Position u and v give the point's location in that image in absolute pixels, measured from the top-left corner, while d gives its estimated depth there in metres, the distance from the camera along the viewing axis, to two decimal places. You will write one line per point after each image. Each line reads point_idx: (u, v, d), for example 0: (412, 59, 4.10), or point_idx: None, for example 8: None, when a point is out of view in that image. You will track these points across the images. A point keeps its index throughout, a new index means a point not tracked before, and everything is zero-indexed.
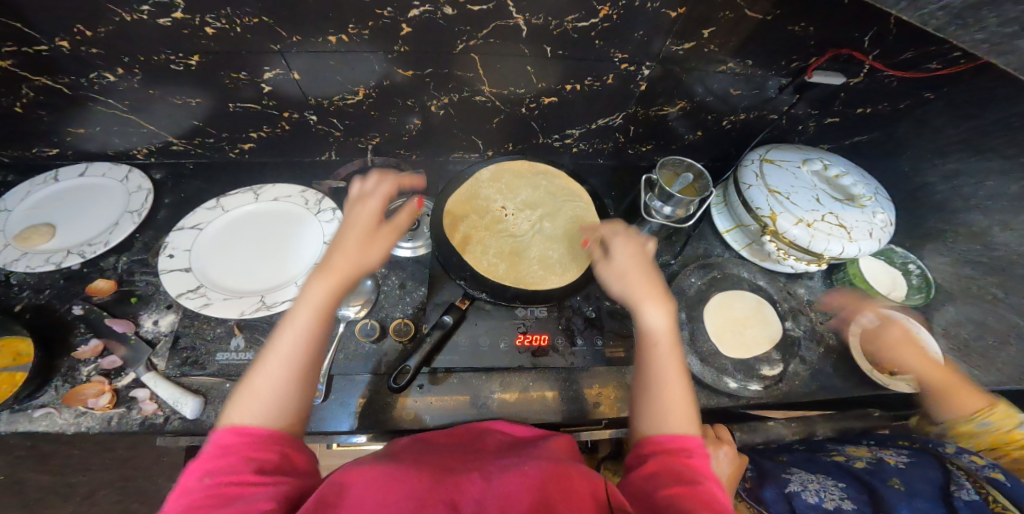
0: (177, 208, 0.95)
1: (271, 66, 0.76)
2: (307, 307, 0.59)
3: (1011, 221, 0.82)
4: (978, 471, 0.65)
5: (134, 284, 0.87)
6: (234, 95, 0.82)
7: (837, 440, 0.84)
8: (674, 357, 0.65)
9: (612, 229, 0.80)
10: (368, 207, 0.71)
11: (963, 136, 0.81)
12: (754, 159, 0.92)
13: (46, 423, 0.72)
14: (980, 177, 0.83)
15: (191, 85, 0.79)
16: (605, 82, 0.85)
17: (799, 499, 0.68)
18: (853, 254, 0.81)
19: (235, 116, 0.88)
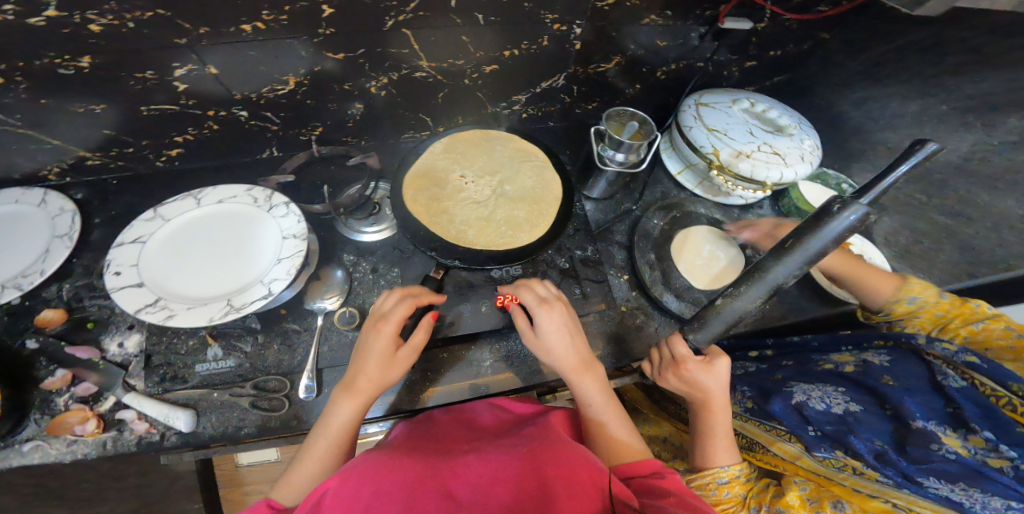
0: (111, 226, 0.91)
1: (180, 62, 0.73)
2: (334, 429, 0.67)
3: (918, 133, 0.98)
4: (956, 357, 0.71)
5: (86, 309, 0.85)
6: (146, 96, 0.78)
7: (823, 348, 0.93)
8: (611, 411, 0.72)
9: (532, 295, 0.77)
10: (385, 331, 0.70)
11: (861, 70, 0.97)
12: (691, 103, 0.96)
13: (40, 455, 0.72)
14: (884, 102, 0.99)
15: (95, 92, 0.75)
16: (542, 44, 0.86)
17: (809, 409, 0.80)
18: (791, 178, 0.87)
19: (152, 120, 0.84)
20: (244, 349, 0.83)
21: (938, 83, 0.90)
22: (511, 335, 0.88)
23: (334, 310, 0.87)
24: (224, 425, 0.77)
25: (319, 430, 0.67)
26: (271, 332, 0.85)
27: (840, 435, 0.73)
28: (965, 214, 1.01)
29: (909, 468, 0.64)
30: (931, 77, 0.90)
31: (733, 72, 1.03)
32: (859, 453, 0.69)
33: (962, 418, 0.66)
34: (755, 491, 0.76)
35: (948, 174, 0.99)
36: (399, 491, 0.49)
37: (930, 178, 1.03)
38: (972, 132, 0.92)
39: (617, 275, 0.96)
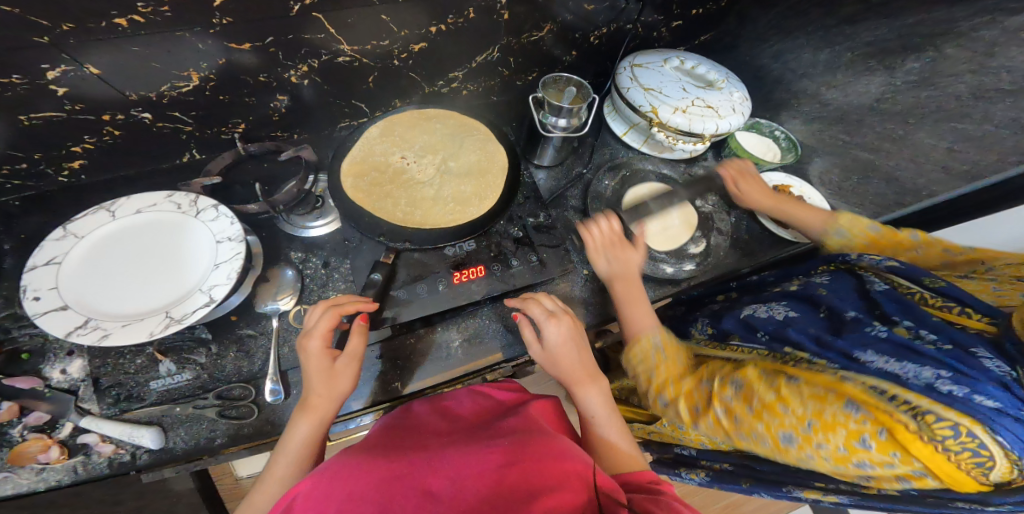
0: (22, 252, 0.83)
1: (53, 63, 0.65)
2: (292, 448, 0.67)
3: (832, 80, 1.09)
4: (879, 264, 0.80)
5: (18, 340, 0.78)
6: (24, 105, 0.70)
7: (776, 281, 0.96)
8: (612, 419, 0.76)
9: (539, 309, 0.79)
10: (313, 348, 0.70)
11: (773, 22, 1.06)
12: (625, 66, 0.97)
13: (13, 486, 0.68)
14: (797, 52, 1.08)
15: None
16: (468, 17, 0.83)
17: (754, 318, 0.86)
18: (726, 129, 0.90)
19: (40, 131, 0.75)
20: (199, 361, 0.79)
21: (839, 32, 1.02)
22: (477, 313, 0.89)
23: (289, 310, 0.84)
24: (196, 437, 0.74)
25: (277, 451, 0.67)
26: (225, 340, 0.81)
27: (783, 333, 0.79)
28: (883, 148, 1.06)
29: (847, 345, 0.69)
30: (833, 27, 1.01)
31: (663, 33, 1.05)
32: (802, 342, 0.74)
33: (883, 313, 0.72)
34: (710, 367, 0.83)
35: (863, 114, 1.07)
36: (379, 491, 0.48)
37: (848, 118, 1.09)
38: (876, 75, 1.03)
39: (575, 240, 0.97)
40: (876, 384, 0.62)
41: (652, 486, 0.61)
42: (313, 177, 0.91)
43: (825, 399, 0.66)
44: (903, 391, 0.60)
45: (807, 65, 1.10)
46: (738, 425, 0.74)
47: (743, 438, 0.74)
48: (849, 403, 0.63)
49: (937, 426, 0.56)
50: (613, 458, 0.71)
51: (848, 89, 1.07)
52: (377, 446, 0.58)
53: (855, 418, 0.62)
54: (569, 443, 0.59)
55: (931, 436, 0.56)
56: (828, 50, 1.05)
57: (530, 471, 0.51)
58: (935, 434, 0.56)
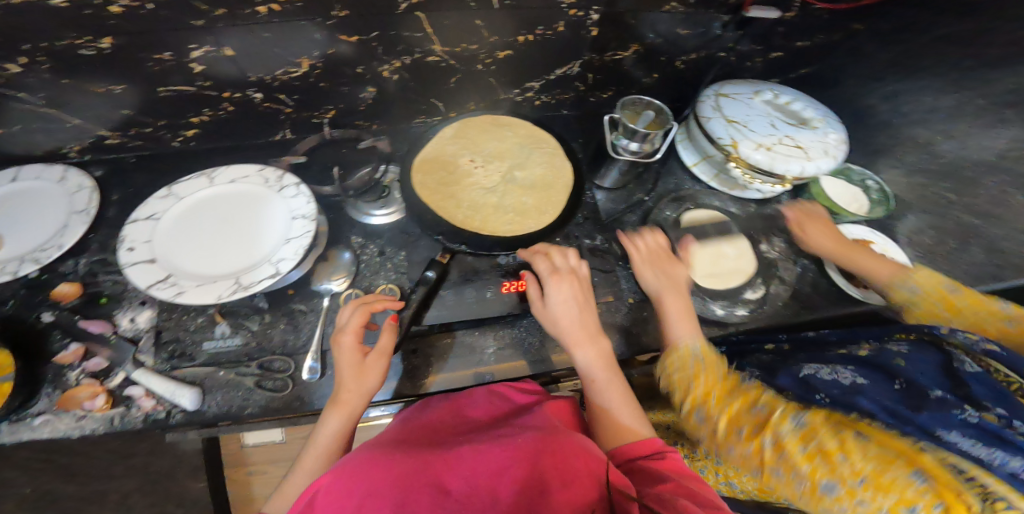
0: (126, 204, 0.93)
1: (197, 43, 0.73)
2: (322, 443, 0.68)
3: (953, 131, 1.00)
4: (973, 346, 0.66)
5: (100, 284, 0.86)
6: (161, 78, 0.78)
7: (840, 342, 0.83)
8: (611, 383, 0.73)
9: (546, 264, 0.80)
10: (346, 343, 0.71)
11: (893, 60, 0.95)
12: (710, 95, 0.95)
13: (50, 429, 0.74)
14: (917, 95, 0.99)
15: (110, 70, 0.75)
16: (557, 31, 0.85)
17: (818, 379, 0.71)
18: (813, 172, 0.86)
19: (168, 101, 0.84)
20: (250, 328, 0.84)
21: (980, 77, 0.93)
22: (517, 324, 0.87)
23: (340, 292, 0.87)
24: (230, 404, 0.77)
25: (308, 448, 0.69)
26: (279, 311, 0.86)
27: (848, 398, 0.66)
28: (995, 214, 0.99)
29: (930, 421, 0.58)
30: (970, 69, 0.92)
31: (755, 63, 1.02)
32: (873, 410, 0.62)
33: (971, 396, 0.60)
34: (773, 396, 0.71)
35: (982, 171, 1.00)
36: (392, 488, 0.46)
37: (962, 175, 1.02)
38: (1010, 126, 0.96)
39: (627, 266, 0.93)
40: (957, 464, 0.53)
41: (660, 472, 0.58)
42: (382, 166, 0.93)
43: (891, 462, 0.56)
44: (984, 474, 0.51)
45: (926, 110, 1.01)
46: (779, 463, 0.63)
47: (777, 476, 0.63)
48: (917, 471, 0.54)
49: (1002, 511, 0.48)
50: (616, 429, 0.68)
51: (969, 141, 1.00)
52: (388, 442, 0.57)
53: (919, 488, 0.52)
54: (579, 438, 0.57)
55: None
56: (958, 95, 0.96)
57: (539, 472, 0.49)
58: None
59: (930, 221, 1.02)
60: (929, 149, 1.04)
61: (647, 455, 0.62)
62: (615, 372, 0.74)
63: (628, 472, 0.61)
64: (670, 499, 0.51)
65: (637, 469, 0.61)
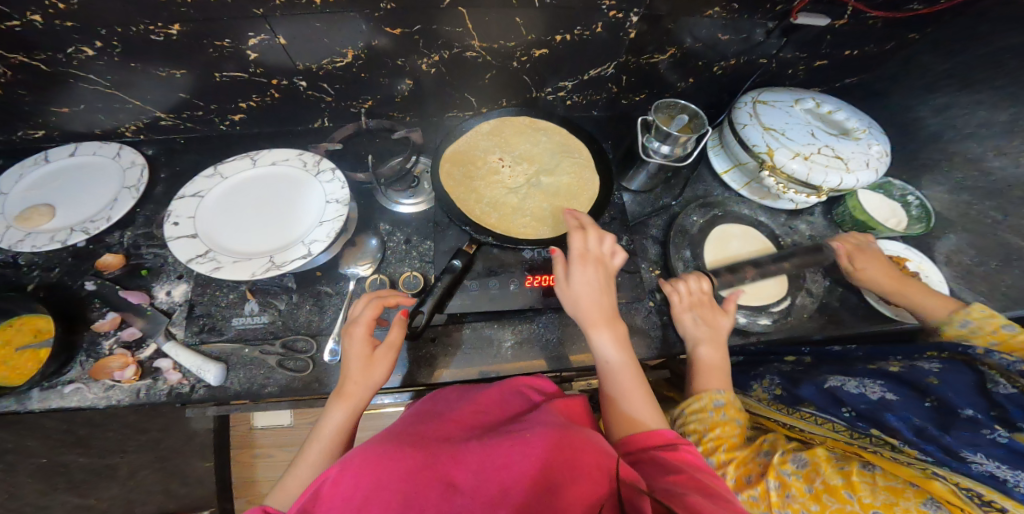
0: (173, 182, 0.98)
1: (255, 31, 0.77)
2: (325, 435, 0.68)
3: (1005, 146, 0.92)
4: (1010, 365, 0.62)
5: (141, 257, 0.91)
6: (217, 65, 0.83)
7: (867, 359, 0.81)
8: (625, 366, 0.73)
9: (580, 242, 0.79)
10: (357, 334, 0.73)
11: (949, 71, 0.92)
12: (747, 101, 0.94)
13: (77, 398, 0.77)
14: (969, 109, 0.94)
15: (172, 55, 0.80)
16: (595, 31, 0.86)
17: (843, 392, 0.72)
18: (852, 185, 0.84)
19: (222, 87, 0.89)
20: (278, 307, 0.87)
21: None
22: (535, 319, 0.89)
23: (365, 277, 0.90)
24: (250, 382, 0.81)
25: (309, 443, 0.69)
26: (306, 292, 0.89)
27: (876, 415, 0.67)
28: None
29: (954, 443, 0.58)
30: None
31: (798, 72, 1.00)
32: (897, 428, 0.63)
33: (1007, 417, 0.58)
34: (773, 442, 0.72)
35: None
36: (398, 482, 0.46)
37: (1009, 194, 0.93)
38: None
39: (650, 271, 0.95)
40: (971, 488, 0.53)
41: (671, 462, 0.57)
42: (415, 157, 0.94)
43: (901, 494, 0.58)
44: (1002, 498, 0.51)
45: (980, 123, 0.94)
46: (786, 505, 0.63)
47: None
48: (928, 501, 0.56)
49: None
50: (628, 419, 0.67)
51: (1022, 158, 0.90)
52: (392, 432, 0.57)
53: None
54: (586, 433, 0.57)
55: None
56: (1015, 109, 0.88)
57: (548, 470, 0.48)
58: None
59: (972, 241, 0.97)
60: (978, 166, 0.97)
61: (660, 444, 0.61)
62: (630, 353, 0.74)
63: (638, 460, 0.60)
64: (682, 497, 0.50)
65: (649, 458, 0.59)
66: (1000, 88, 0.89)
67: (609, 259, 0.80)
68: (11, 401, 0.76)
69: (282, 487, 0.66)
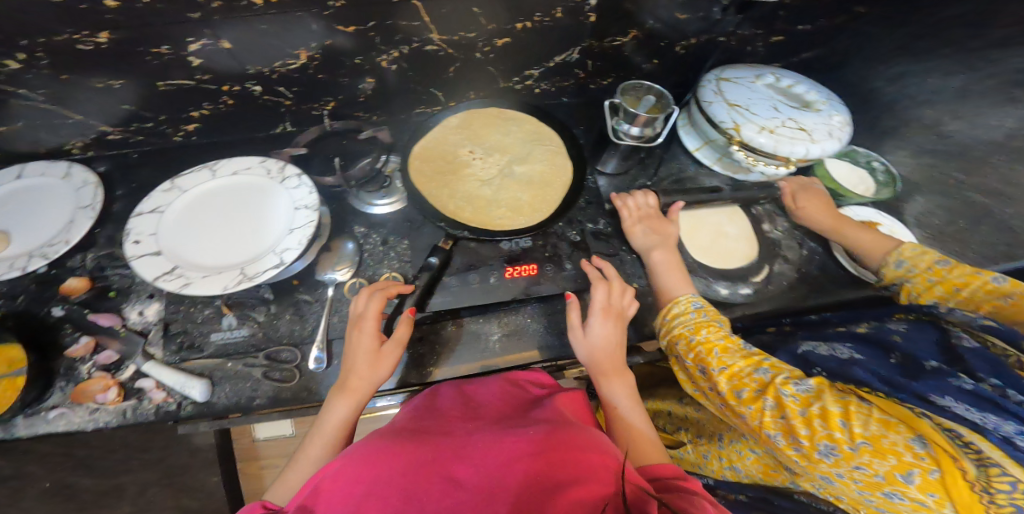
0: (131, 198, 0.94)
1: (195, 36, 0.73)
2: (330, 429, 0.68)
3: (959, 109, 1.01)
4: (972, 322, 0.63)
5: (108, 278, 0.88)
6: (160, 72, 0.79)
7: (841, 323, 0.84)
8: (632, 406, 0.73)
9: (602, 295, 0.80)
10: (366, 330, 0.72)
11: (900, 44, 0.96)
12: (711, 79, 0.95)
13: (64, 423, 0.75)
14: (921, 77, 1.00)
15: (109, 64, 0.76)
16: (555, 17, 0.85)
17: (813, 355, 0.73)
18: (817, 155, 0.85)
19: (169, 95, 0.85)
20: (257, 319, 0.85)
21: (982, 56, 0.94)
22: (520, 310, 0.88)
23: (344, 281, 0.88)
24: (239, 395, 0.80)
25: (313, 436, 0.69)
26: (284, 302, 0.87)
27: (845, 371, 0.65)
28: (1001, 194, 0.99)
29: (922, 387, 0.55)
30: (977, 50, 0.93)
31: (757, 48, 1.01)
32: (868, 380, 0.61)
33: (967, 369, 0.56)
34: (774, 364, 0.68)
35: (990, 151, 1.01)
36: (399, 477, 0.46)
37: (971, 154, 1.02)
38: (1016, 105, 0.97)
39: (629, 252, 0.92)
40: (952, 428, 0.50)
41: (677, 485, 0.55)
42: (384, 156, 0.95)
43: (893, 426, 0.53)
44: (980, 439, 0.48)
45: (932, 90, 1.01)
46: (778, 425, 0.60)
47: (775, 439, 0.60)
48: (917, 437, 0.51)
49: (995, 478, 0.44)
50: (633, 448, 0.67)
51: (976, 121, 1.01)
52: (398, 430, 0.57)
53: (916, 452, 0.50)
54: (595, 434, 0.56)
55: (983, 486, 0.45)
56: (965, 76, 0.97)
57: (553, 467, 0.47)
58: (988, 484, 0.45)
59: (938, 202, 1.00)
60: None
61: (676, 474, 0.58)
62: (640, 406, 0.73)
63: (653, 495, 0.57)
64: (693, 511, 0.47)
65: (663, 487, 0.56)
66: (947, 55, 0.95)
67: (627, 311, 0.81)
68: None
69: (282, 482, 0.66)
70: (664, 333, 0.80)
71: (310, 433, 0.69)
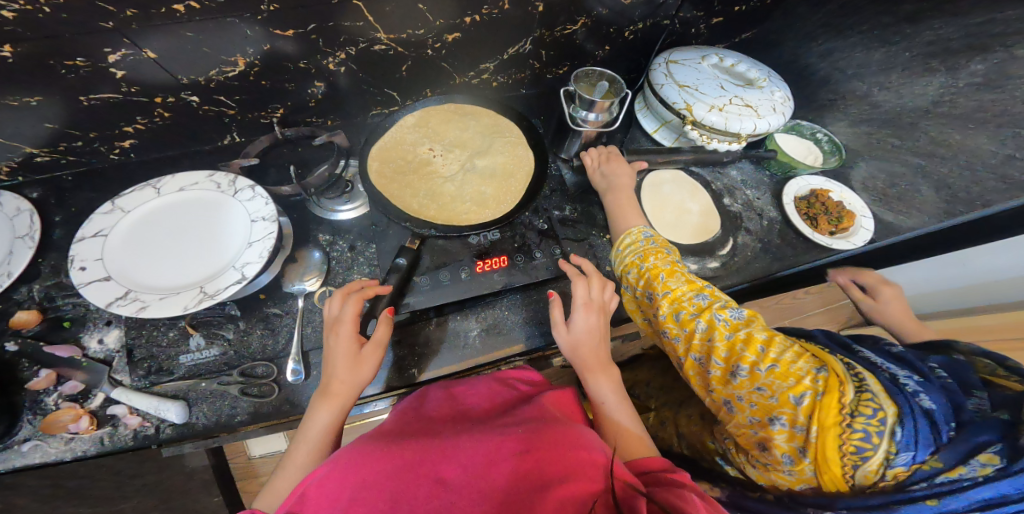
0: (72, 223, 0.88)
1: (113, 47, 0.69)
2: (314, 436, 0.67)
3: (886, 81, 0.99)
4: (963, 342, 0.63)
5: (61, 308, 0.83)
6: (83, 87, 0.74)
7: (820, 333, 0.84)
8: (620, 405, 0.73)
9: (583, 291, 0.79)
10: (344, 333, 0.71)
11: (824, 20, 1.01)
12: (660, 62, 0.96)
13: (41, 455, 0.71)
14: (848, 52, 1.02)
15: (22, 82, 0.70)
16: (502, 9, 0.84)
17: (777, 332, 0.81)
18: (765, 129, 0.89)
19: (96, 111, 0.80)
20: (226, 337, 0.82)
21: (897, 31, 0.94)
22: (496, 304, 0.89)
23: (313, 291, 0.86)
24: (218, 414, 0.77)
25: (297, 443, 0.67)
26: (253, 317, 0.84)
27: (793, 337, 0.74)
28: (934, 153, 0.97)
29: (866, 351, 0.65)
30: (890, 25, 0.94)
31: (701, 29, 1.04)
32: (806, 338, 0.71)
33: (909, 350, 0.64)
34: (713, 291, 0.76)
35: (917, 116, 0.97)
36: (390, 481, 0.46)
37: (899, 121, 1.00)
38: (934, 75, 0.92)
39: (600, 236, 0.95)
40: (857, 370, 0.60)
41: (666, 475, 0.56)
42: (342, 161, 0.92)
43: (801, 357, 0.64)
44: (870, 377, 0.59)
45: (858, 65, 1.02)
46: (704, 346, 0.70)
47: (698, 362, 0.71)
48: (818, 368, 0.62)
49: (864, 404, 0.56)
50: (624, 442, 0.67)
51: (902, 90, 0.98)
52: (384, 433, 0.56)
53: (811, 377, 0.61)
54: (582, 429, 0.57)
55: (851, 411, 0.56)
56: (884, 49, 0.96)
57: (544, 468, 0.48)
58: (858, 409, 0.56)
59: (882, 167, 1.04)
60: (868, 102, 1.03)
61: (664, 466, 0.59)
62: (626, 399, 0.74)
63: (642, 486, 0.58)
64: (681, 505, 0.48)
65: (652, 480, 0.57)
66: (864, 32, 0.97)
67: (609, 304, 0.81)
68: None
69: (269, 491, 0.65)
70: (617, 262, 0.84)
71: (294, 441, 0.68)
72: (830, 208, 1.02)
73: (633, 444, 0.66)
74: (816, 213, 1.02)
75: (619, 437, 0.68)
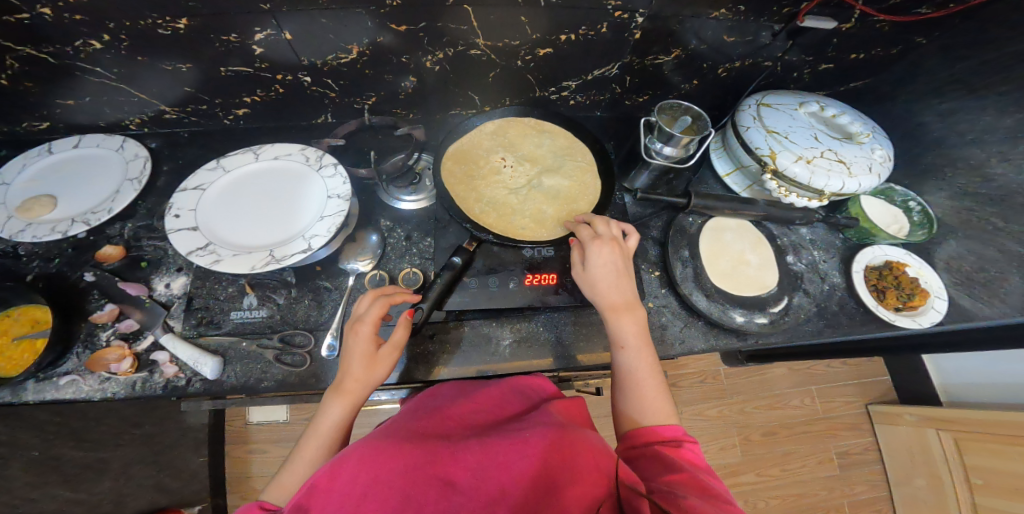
0: (176, 174, 0.98)
1: (262, 27, 0.77)
2: (325, 429, 0.67)
3: (1008, 153, 0.89)
4: None
5: (141, 249, 0.91)
6: (225, 59, 0.83)
7: None
8: (641, 354, 0.73)
9: (590, 231, 0.82)
10: (362, 332, 0.71)
11: (954, 76, 0.90)
12: (751, 104, 0.94)
13: (73, 390, 0.78)
14: (975, 114, 0.91)
15: (180, 50, 0.80)
16: (600, 31, 0.86)
17: None
18: (854, 189, 0.84)
19: (228, 81, 0.89)
20: (277, 301, 0.87)
21: None
22: (534, 318, 0.88)
23: (365, 272, 0.89)
24: (248, 375, 0.81)
25: (307, 438, 0.67)
26: (305, 287, 0.89)
27: None
28: None
29: None
30: None
31: (802, 74, 1.01)
32: None
33: None
34: None
35: None
36: (398, 476, 0.46)
37: (1012, 200, 0.90)
38: None
39: (650, 272, 0.94)
40: None
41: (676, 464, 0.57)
42: (416, 154, 0.96)
43: None
44: None
45: (982, 129, 0.91)
46: None
47: None
48: None
49: None
50: (648, 401, 0.68)
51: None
52: (394, 429, 0.56)
53: None
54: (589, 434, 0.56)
55: None
56: (1019, 116, 0.85)
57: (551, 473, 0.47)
58: None
59: (973, 247, 0.96)
60: (979, 173, 0.94)
61: (665, 441, 0.62)
62: (645, 340, 0.74)
63: (642, 455, 0.61)
64: (677, 501, 0.50)
65: (651, 456, 0.60)
66: (1005, 94, 0.86)
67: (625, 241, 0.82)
68: (7, 392, 0.76)
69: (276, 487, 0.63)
70: None
71: (304, 438, 0.67)
72: (903, 283, 0.96)
73: (658, 404, 0.68)
74: (886, 285, 0.95)
75: (632, 397, 0.69)
